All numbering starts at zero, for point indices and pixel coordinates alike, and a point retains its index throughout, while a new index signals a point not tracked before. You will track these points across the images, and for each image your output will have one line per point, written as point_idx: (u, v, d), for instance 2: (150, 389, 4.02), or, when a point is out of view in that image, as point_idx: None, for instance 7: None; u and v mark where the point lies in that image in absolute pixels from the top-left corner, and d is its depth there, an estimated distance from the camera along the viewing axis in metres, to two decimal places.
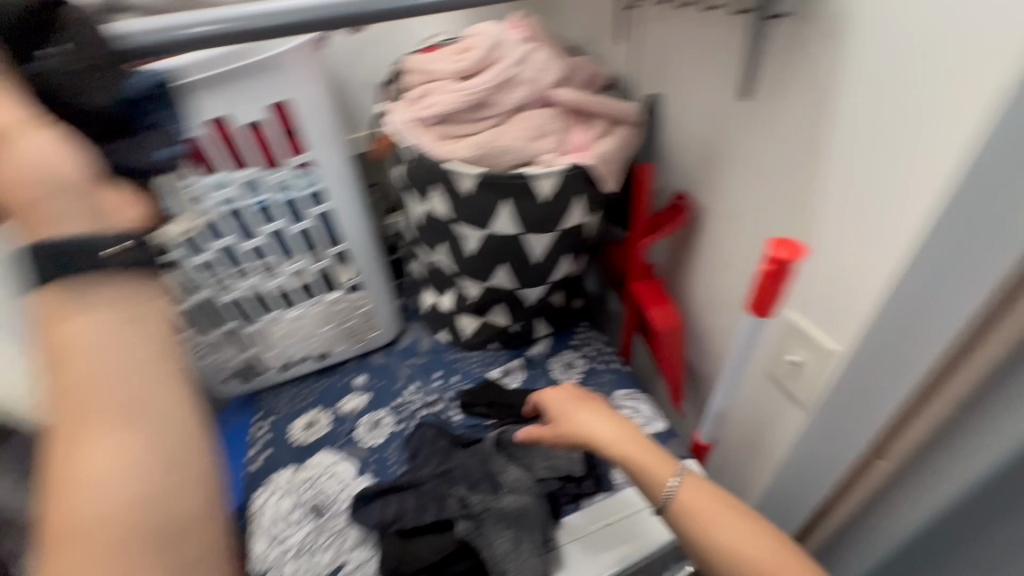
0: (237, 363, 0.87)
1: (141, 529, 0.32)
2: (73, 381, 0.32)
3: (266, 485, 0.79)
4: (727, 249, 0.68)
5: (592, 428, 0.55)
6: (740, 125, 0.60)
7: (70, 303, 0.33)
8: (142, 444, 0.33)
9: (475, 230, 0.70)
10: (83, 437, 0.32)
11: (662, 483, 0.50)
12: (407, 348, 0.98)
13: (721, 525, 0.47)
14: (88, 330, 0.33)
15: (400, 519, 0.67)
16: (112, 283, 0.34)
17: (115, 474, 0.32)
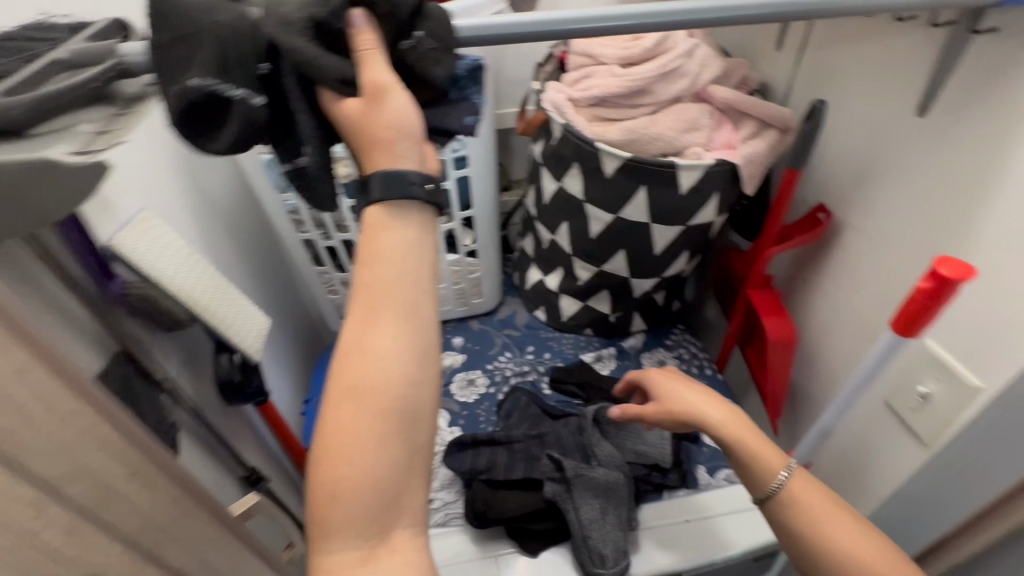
0: None
1: (398, 421, 0.35)
2: (379, 285, 0.36)
3: None
4: (863, 269, 0.66)
5: (703, 411, 0.56)
6: (907, 143, 0.58)
7: (385, 216, 0.37)
8: (411, 345, 0.36)
9: (605, 212, 0.73)
10: (374, 333, 0.35)
11: (773, 473, 0.51)
12: (504, 319, 1.02)
13: (828, 520, 0.48)
14: (396, 245, 0.37)
15: (490, 470, 0.71)
16: (418, 210, 0.38)
17: (390, 372, 0.35)
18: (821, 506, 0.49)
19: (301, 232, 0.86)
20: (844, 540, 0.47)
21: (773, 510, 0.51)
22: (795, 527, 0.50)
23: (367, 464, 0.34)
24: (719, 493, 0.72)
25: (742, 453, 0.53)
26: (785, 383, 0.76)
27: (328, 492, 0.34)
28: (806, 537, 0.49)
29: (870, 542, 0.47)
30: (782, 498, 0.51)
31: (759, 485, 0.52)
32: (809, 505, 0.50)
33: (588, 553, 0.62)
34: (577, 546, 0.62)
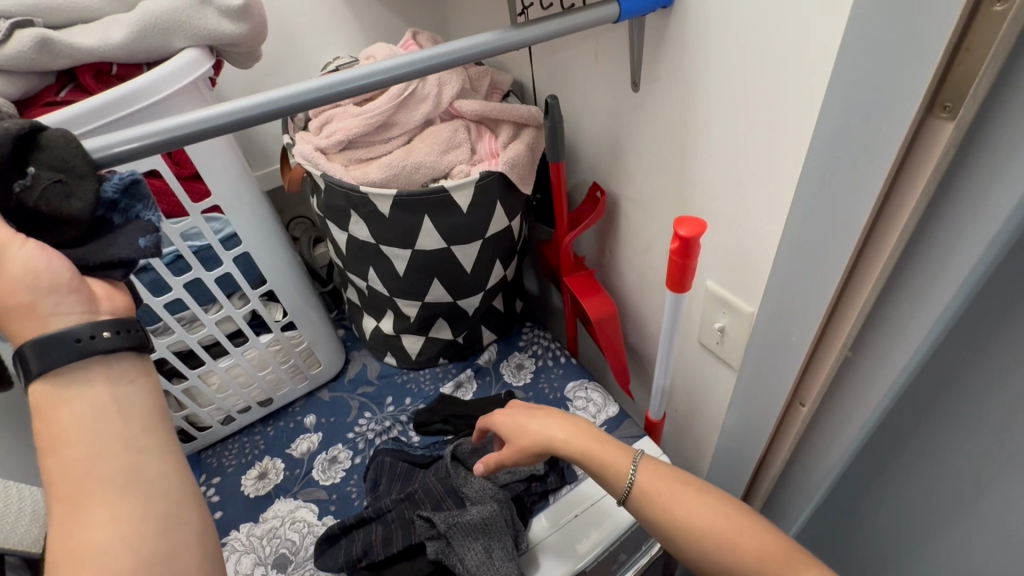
0: (173, 425, 0.81)
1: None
2: (69, 461, 0.35)
3: (223, 547, 0.75)
4: (644, 233, 0.71)
5: (550, 434, 0.59)
6: (635, 116, 0.63)
7: (54, 392, 0.36)
8: (143, 519, 0.36)
9: (401, 250, 0.70)
10: (85, 514, 0.34)
11: (623, 473, 0.55)
12: (355, 377, 0.96)
13: (677, 504, 0.52)
14: (79, 415, 0.36)
15: (368, 553, 0.65)
16: (96, 367, 0.37)
17: (108, 552, 0.34)
18: (670, 490, 0.53)
19: None
20: (693, 519, 0.51)
21: (632, 506, 0.55)
22: (652, 517, 0.53)
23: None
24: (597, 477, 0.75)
25: (595, 462, 0.56)
26: (621, 352, 0.80)
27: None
28: (662, 525, 0.52)
29: (716, 514, 0.51)
30: (637, 493, 0.54)
31: (616, 488, 0.55)
32: (658, 492, 0.53)
33: None
34: None
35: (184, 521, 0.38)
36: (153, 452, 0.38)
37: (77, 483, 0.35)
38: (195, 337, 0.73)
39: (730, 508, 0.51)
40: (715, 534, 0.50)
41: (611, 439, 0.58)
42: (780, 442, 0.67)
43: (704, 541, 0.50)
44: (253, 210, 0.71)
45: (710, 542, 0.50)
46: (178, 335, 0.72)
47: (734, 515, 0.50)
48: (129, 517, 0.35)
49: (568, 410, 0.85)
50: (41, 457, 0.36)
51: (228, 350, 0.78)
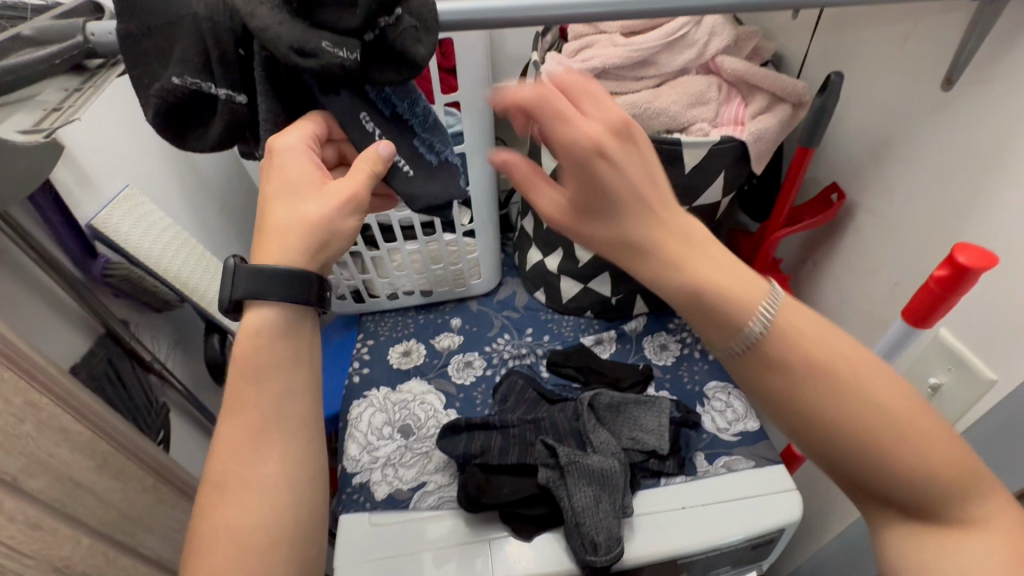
0: (354, 283, 0.93)
1: (263, 553, 0.38)
2: (250, 405, 0.39)
3: (363, 398, 0.86)
4: (877, 254, 0.63)
5: (660, 250, 0.34)
6: (928, 121, 0.54)
7: (267, 328, 0.40)
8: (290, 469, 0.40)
9: None
10: (249, 468, 0.39)
11: (780, 335, 0.32)
12: (503, 300, 1.00)
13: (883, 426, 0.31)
14: (275, 358, 0.40)
15: (484, 454, 0.70)
16: (291, 325, 0.41)
17: (265, 491, 0.39)
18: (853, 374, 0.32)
19: None
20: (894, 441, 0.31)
21: (775, 404, 0.33)
22: (811, 426, 0.32)
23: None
24: (716, 481, 0.72)
25: (716, 307, 0.33)
26: None
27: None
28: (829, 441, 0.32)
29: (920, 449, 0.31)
30: (763, 363, 0.33)
31: (728, 341, 0.33)
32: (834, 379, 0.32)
33: (581, 541, 0.61)
34: (571, 533, 0.62)
35: (315, 486, 0.42)
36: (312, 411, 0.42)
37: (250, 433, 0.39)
38: (399, 216, 0.82)
39: (931, 429, 0.32)
40: (900, 471, 0.32)
41: (748, 295, 0.33)
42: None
43: (914, 485, 0.32)
44: (483, 116, 0.75)
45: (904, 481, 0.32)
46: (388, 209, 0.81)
47: (933, 445, 0.32)
48: (279, 478, 0.39)
49: (702, 406, 0.81)
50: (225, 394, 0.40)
51: (417, 236, 0.87)
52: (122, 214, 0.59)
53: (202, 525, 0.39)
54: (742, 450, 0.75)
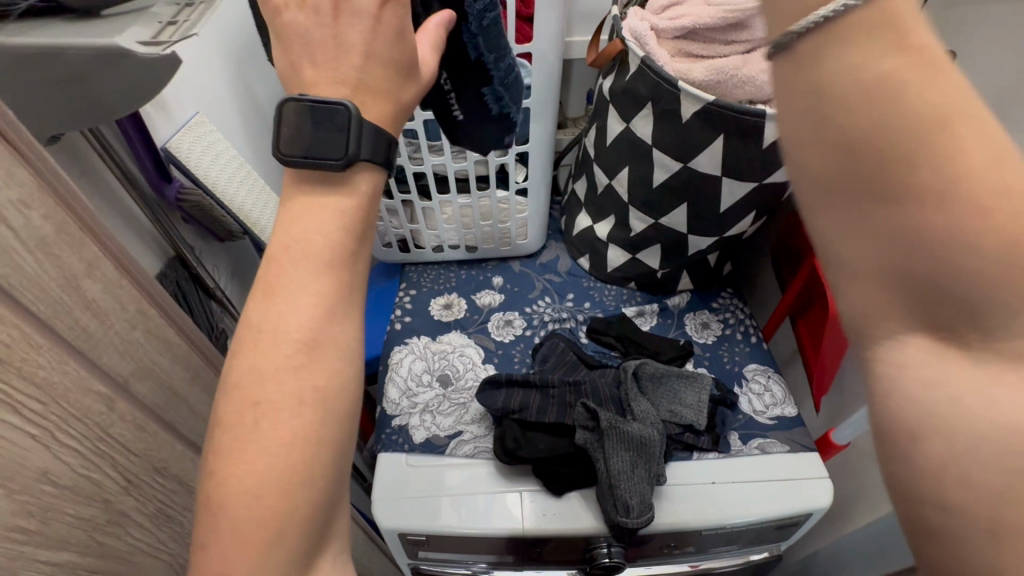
0: (402, 232, 0.94)
1: (331, 413, 0.41)
2: (336, 266, 0.42)
3: (404, 345, 0.88)
4: None
5: None
6: None
7: (316, 213, 0.42)
8: (329, 369, 0.41)
9: (673, 162, 0.69)
10: (329, 332, 0.42)
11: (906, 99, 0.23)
12: (546, 264, 0.99)
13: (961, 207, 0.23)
14: (320, 250, 0.41)
15: (523, 411, 0.71)
16: (376, 191, 0.45)
17: (301, 385, 0.40)
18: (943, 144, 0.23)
19: None
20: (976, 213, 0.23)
21: (836, 171, 0.25)
22: (881, 208, 0.24)
23: (305, 467, 0.39)
24: (749, 461, 0.72)
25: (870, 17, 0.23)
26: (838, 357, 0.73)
27: (246, 488, 0.38)
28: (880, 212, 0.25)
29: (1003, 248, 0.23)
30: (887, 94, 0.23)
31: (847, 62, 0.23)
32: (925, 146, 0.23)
33: (613, 502, 0.62)
34: (604, 494, 0.63)
35: (349, 387, 0.43)
36: (347, 312, 0.43)
37: (335, 297, 0.42)
38: (455, 168, 0.81)
39: None
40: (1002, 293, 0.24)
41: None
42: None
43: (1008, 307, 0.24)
44: (554, 69, 0.73)
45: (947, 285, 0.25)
46: (445, 160, 0.80)
47: None
48: (352, 348, 0.43)
49: (740, 387, 0.81)
50: (300, 246, 0.41)
51: (471, 190, 0.86)
52: (190, 142, 0.60)
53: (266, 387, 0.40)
54: (777, 434, 0.75)
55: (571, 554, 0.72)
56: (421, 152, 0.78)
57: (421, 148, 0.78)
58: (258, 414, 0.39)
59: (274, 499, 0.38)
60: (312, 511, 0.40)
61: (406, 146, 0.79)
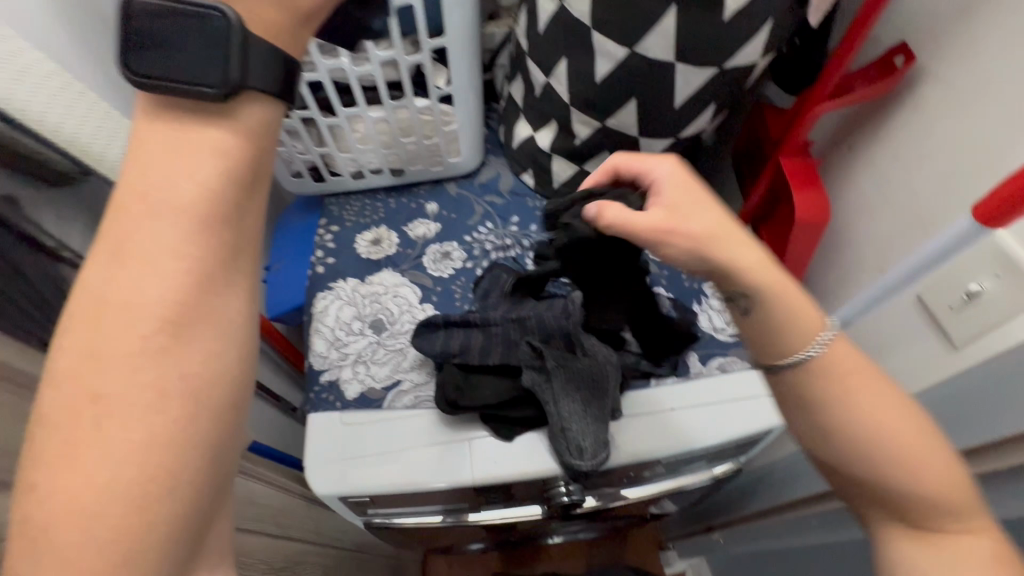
0: (310, 158, 0.79)
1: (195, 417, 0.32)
2: (206, 230, 0.32)
3: (329, 290, 0.77)
4: (936, 137, 0.53)
5: None
6: None
7: (179, 151, 0.32)
8: (206, 354, 0.33)
9: (617, 48, 0.57)
10: (203, 310, 0.33)
11: (805, 341, 0.43)
12: (485, 184, 0.87)
13: (859, 387, 0.43)
14: (186, 199, 0.31)
15: (463, 353, 0.64)
16: (269, 132, 0.35)
17: (169, 372, 0.31)
18: (857, 376, 0.43)
19: None
20: (869, 404, 0.43)
21: None
22: None
23: (153, 488, 0.30)
24: (709, 382, 0.68)
25: (680, 203, 0.43)
26: (801, 266, 0.67)
27: (77, 508, 0.29)
28: (807, 385, 0.44)
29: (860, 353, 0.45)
30: None
31: None
32: (837, 379, 0.43)
33: (565, 444, 0.58)
34: (555, 436, 0.59)
35: (235, 375, 0.34)
36: (228, 282, 0.34)
37: (212, 269, 0.32)
38: (359, 72, 0.66)
39: None
40: None
41: (722, 253, 0.42)
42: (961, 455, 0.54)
43: None
44: None
45: (874, 387, 0.43)
46: (343, 62, 0.64)
47: None
48: (237, 338, 0.34)
49: (699, 305, 0.75)
50: (161, 194, 0.31)
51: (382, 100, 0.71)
52: None
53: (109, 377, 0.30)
54: (738, 352, 0.71)
55: (528, 493, 0.69)
56: (311, 54, 0.62)
57: (310, 48, 0.63)
58: (105, 413, 0.30)
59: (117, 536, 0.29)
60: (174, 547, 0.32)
61: None
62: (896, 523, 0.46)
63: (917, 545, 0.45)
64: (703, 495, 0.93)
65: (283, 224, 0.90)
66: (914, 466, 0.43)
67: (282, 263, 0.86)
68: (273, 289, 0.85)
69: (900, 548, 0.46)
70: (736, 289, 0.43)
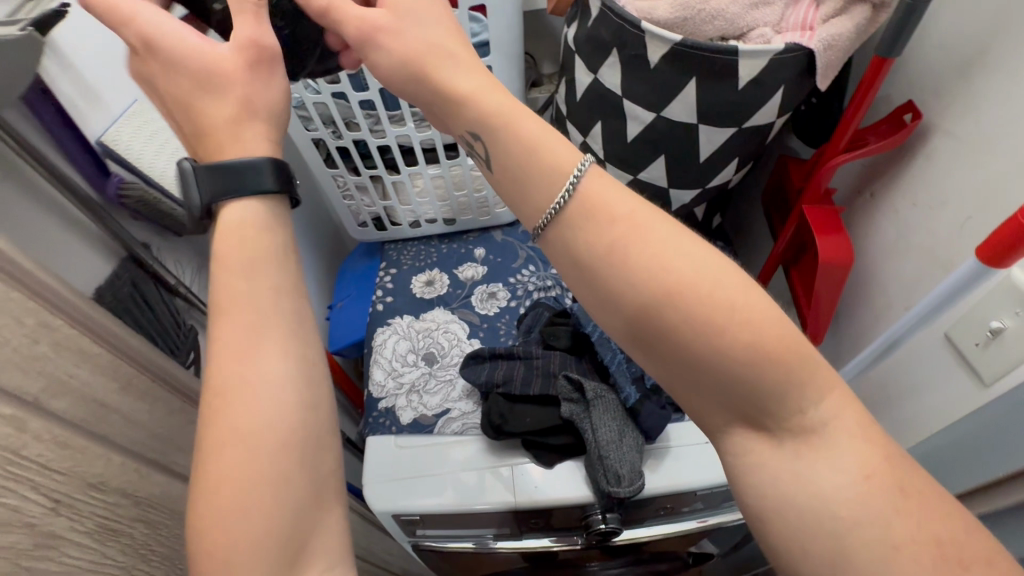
0: (375, 210, 0.90)
1: (306, 331, 0.38)
2: (242, 314, 0.35)
3: (387, 326, 0.86)
4: (946, 185, 0.57)
5: None
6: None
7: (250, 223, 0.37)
8: (258, 439, 0.34)
9: (645, 111, 0.65)
10: (243, 391, 0.34)
11: (561, 183, 0.36)
12: (529, 231, 0.95)
13: (647, 241, 0.34)
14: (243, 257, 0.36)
15: (507, 384, 0.70)
16: (274, 234, 0.38)
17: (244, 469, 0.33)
18: (633, 225, 0.35)
19: (308, 129, 0.78)
20: (646, 261, 0.34)
21: None
22: None
23: (261, 516, 0.33)
24: None
25: (260, 103, 0.40)
26: (831, 307, 0.70)
27: (238, 530, 0.32)
28: (574, 243, 0.36)
29: (637, 196, 0.37)
30: None
31: None
32: (606, 225, 0.35)
33: (603, 472, 0.62)
34: (593, 463, 0.63)
35: (269, 433, 0.34)
36: (262, 353, 0.35)
37: (255, 337, 0.35)
38: (421, 136, 0.77)
39: None
40: None
41: (546, 162, 0.37)
42: (1001, 489, 0.54)
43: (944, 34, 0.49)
44: (514, 19, 0.66)
45: (660, 239, 0.34)
46: (408, 129, 0.75)
47: None
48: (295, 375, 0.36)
49: None
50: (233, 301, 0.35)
51: (440, 159, 0.82)
52: (132, 133, 0.56)
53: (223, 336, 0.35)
54: None
55: (569, 524, 0.72)
56: (385, 124, 0.74)
57: (384, 120, 0.74)
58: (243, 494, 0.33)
59: (259, 484, 0.33)
60: (297, 468, 0.35)
61: (365, 118, 0.76)
62: (740, 423, 0.36)
63: (776, 450, 0.35)
64: (747, 537, 0.92)
65: (347, 268, 1.01)
66: (718, 325, 0.33)
67: (345, 302, 0.96)
68: (338, 325, 0.95)
69: (750, 450, 0.36)
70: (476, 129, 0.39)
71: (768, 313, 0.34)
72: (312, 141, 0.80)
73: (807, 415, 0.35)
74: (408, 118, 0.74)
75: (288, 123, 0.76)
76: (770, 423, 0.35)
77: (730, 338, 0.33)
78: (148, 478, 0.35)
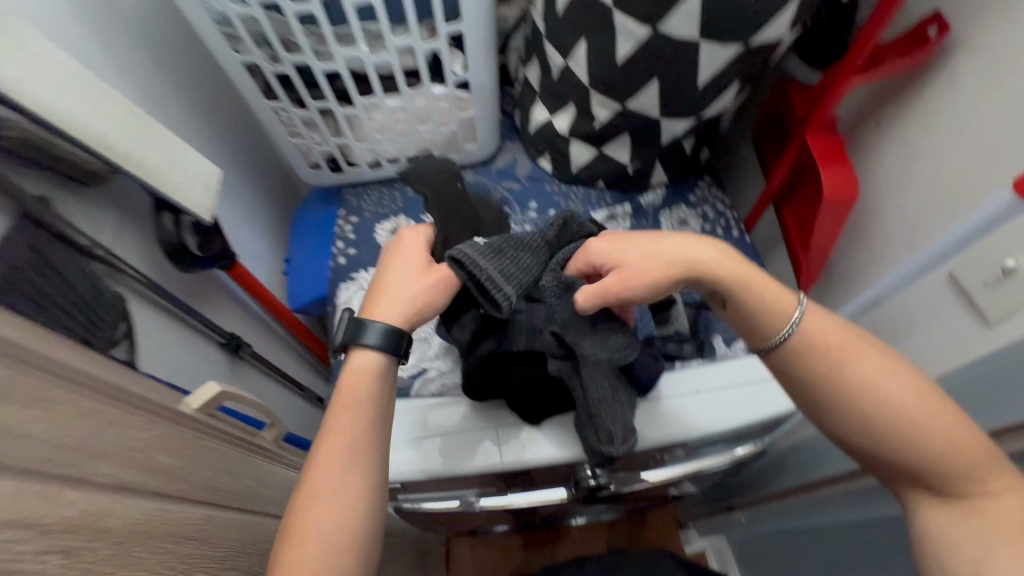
0: (328, 149, 0.79)
1: (377, 467, 0.50)
2: (341, 446, 0.49)
3: (350, 281, 0.78)
4: (966, 112, 0.52)
5: None
6: None
7: (373, 362, 0.53)
8: (331, 533, 0.45)
9: (638, 26, 0.56)
10: (328, 494, 0.46)
11: (785, 318, 0.46)
12: (502, 170, 0.86)
13: (847, 358, 0.45)
14: (361, 391, 0.52)
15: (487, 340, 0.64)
16: (381, 379, 0.53)
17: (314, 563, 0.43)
18: (847, 350, 0.45)
19: (238, 52, 0.65)
20: (862, 379, 0.44)
21: None
22: None
23: None
24: (734, 365, 0.68)
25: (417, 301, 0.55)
26: (828, 247, 0.66)
27: None
28: (798, 361, 0.46)
29: (846, 324, 0.47)
30: None
31: None
32: (829, 350, 0.45)
33: (595, 430, 0.59)
34: (584, 422, 0.60)
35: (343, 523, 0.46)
36: (352, 471, 0.48)
37: (349, 455, 0.48)
38: (375, 60, 0.65)
39: None
40: None
41: (742, 281, 0.47)
42: None
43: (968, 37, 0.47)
44: None
45: (856, 360, 0.45)
46: (359, 51, 0.64)
47: None
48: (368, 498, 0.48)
49: None
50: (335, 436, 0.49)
51: (400, 89, 0.71)
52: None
53: (320, 458, 0.48)
54: None
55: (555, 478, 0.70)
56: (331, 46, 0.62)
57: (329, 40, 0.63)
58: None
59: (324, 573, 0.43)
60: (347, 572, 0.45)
61: (306, 37, 0.64)
62: (922, 492, 0.44)
63: (946, 509, 0.43)
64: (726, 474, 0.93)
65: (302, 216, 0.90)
66: (917, 428, 0.43)
67: (302, 256, 0.87)
68: (296, 281, 0.86)
69: (930, 517, 0.43)
70: (710, 289, 0.48)
71: (937, 413, 0.43)
72: (246, 67, 0.67)
73: (983, 487, 0.42)
74: (359, 39, 0.62)
75: (212, 45, 0.63)
76: (943, 489, 0.43)
77: (929, 439, 0.42)
78: (55, 499, 0.28)
